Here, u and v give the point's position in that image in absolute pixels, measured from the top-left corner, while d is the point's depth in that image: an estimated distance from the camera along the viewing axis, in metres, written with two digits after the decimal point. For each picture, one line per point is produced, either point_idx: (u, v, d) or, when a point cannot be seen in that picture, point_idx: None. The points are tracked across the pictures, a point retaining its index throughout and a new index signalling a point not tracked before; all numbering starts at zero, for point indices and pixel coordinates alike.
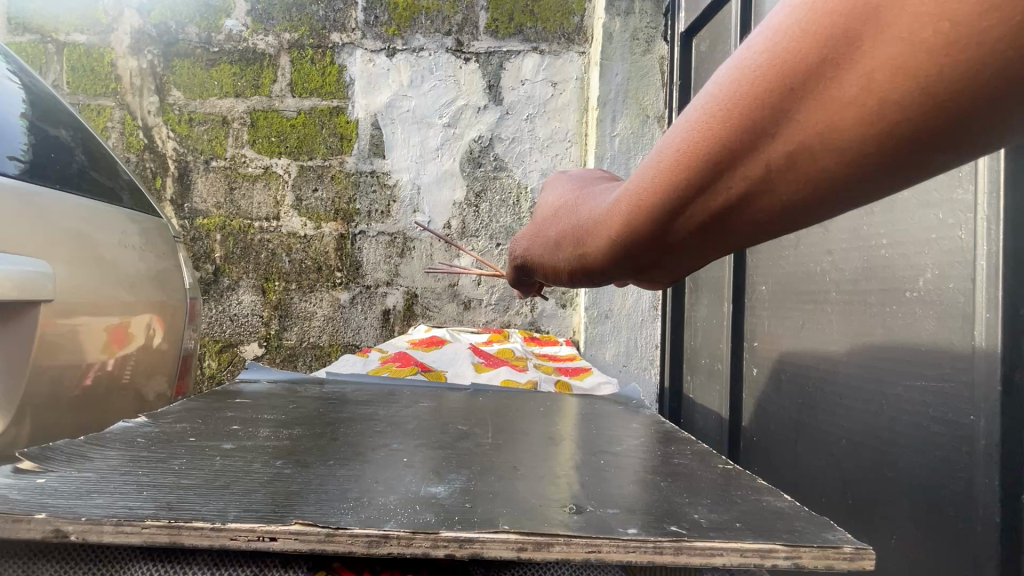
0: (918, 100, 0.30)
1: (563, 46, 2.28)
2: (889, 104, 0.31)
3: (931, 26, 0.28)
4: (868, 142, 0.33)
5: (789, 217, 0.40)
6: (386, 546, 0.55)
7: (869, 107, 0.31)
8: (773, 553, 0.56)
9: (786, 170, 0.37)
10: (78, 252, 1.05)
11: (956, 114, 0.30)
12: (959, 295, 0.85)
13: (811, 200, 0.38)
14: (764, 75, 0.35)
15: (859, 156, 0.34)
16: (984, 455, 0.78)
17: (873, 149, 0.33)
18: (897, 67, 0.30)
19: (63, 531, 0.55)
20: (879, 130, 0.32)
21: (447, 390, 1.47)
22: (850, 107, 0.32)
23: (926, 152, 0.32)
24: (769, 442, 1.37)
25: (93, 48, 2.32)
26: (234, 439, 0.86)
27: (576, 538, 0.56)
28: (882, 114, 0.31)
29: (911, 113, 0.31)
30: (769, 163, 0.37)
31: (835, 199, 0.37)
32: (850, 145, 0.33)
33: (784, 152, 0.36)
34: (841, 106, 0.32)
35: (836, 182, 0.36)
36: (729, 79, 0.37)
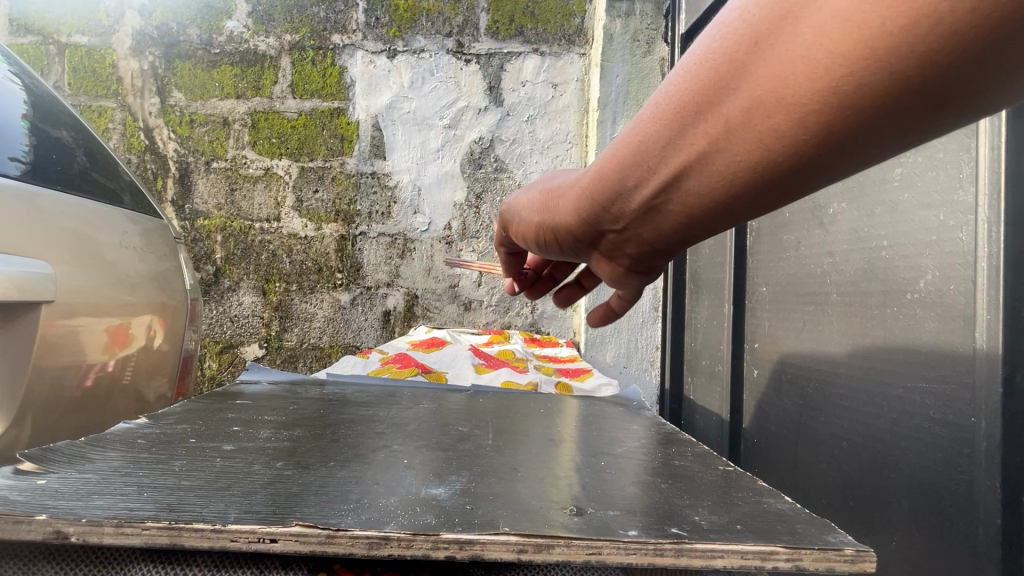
0: (861, 52, 0.35)
1: (564, 47, 2.28)
2: (838, 55, 0.36)
3: None
4: (819, 92, 0.38)
5: (753, 170, 0.45)
6: (386, 548, 0.55)
7: (822, 56, 0.37)
8: (774, 555, 0.56)
9: (752, 118, 0.42)
10: (80, 253, 1.06)
11: (893, 69, 0.34)
12: (959, 296, 0.85)
13: (773, 147, 0.43)
14: (748, 28, 0.40)
15: (811, 108, 0.39)
16: (985, 457, 0.78)
17: (824, 97, 0.38)
18: (847, 21, 0.35)
19: (64, 533, 0.54)
20: (829, 77, 0.37)
21: (447, 391, 1.47)
22: (808, 57, 0.37)
23: (869, 107, 0.37)
24: (770, 443, 1.37)
25: (94, 49, 2.33)
26: (234, 440, 0.86)
27: (576, 540, 0.56)
28: (832, 65, 0.36)
29: (855, 65, 0.35)
30: (738, 110, 0.43)
31: (792, 149, 0.42)
32: (805, 94, 0.39)
33: (754, 93, 0.41)
34: (801, 56, 0.38)
35: (793, 132, 0.41)
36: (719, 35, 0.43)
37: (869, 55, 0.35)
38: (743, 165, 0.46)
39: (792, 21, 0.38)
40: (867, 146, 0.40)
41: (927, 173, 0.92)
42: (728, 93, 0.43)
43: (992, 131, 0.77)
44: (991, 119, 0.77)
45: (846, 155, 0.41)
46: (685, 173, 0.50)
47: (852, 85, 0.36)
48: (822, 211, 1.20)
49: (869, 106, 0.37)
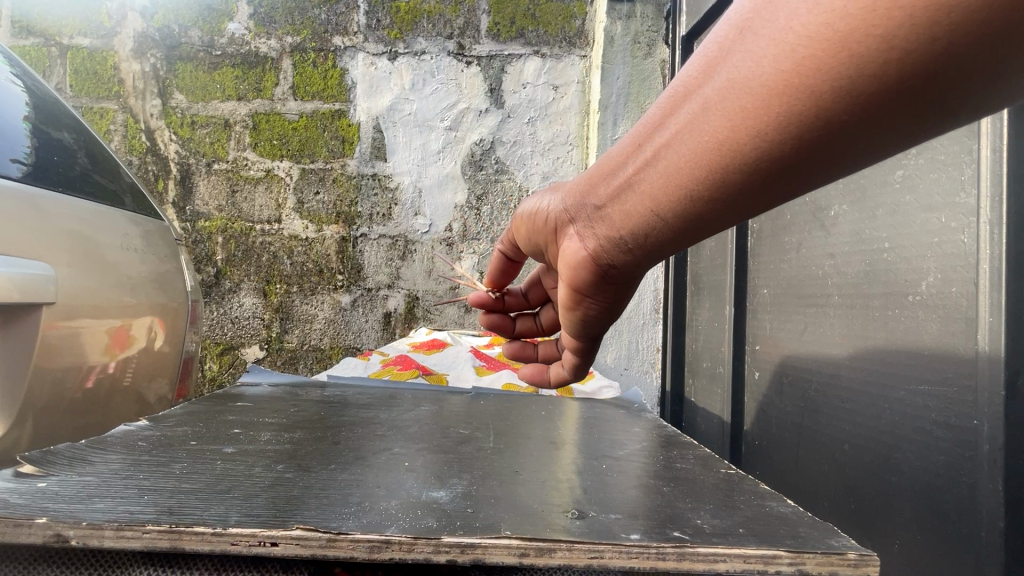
0: (828, 25, 0.39)
1: (565, 49, 2.28)
2: (808, 28, 0.40)
3: None
4: (788, 62, 0.42)
5: (724, 145, 0.48)
6: (387, 552, 0.55)
7: (796, 30, 0.41)
8: (776, 559, 0.55)
9: (731, 88, 0.46)
10: (81, 255, 1.06)
11: (853, 43, 0.38)
12: (961, 298, 0.84)
13: (740, 125, 0.47)
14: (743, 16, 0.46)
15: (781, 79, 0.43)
16: (987, 459, 0.78)
17: (792, 67, 0.42)
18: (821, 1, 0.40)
19: (64, 536, 0.54)
20: (799, 48, 0.41)
21: (448, 393, 1.47)
22: (784, 33, 0.42)
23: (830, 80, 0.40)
24: (771, 446, 1.37)
25: (97, 51, 2.33)
26: (235, 443, 0.86)
27: (578, 544, 0.55)
28: (803, 36, 0.41)
29: (821, 37, 0.40)
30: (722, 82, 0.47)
31: (761, 122, 0.45)
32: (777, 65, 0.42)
33: (738, 63, 0.45)
34: (780, 31, 0.42)
35: (762, 103, 0.44)
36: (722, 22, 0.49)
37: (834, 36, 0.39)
38: (714, 142, 0.49)
39: (775, 8, 0.43)
40: (830, 135, 0.43)
41: (928, 176, 0.92)
42: (716, 72, 0.48)
43: (994, 133, 0.77)
44: (993, 121, 0.77)
45: (810, 143, 0.44)
46: (669, 145, 0.53)
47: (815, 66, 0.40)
48: (823, 213, 1.20)
49: (829, 89, 0.41)
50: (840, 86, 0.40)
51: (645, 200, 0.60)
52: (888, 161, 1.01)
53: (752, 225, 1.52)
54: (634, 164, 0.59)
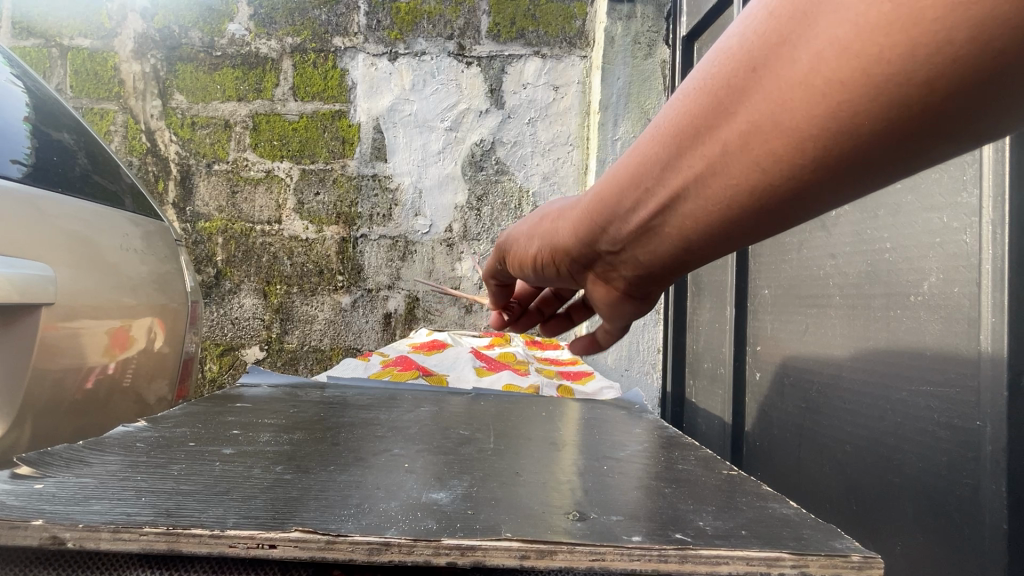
0: (857, 75, 0.34)
1: (565, 50, 2.28)
2: (833, 77, 0.35)
3: (874, 8, 0.32)
4: (815, 112, 0.36)
5: (752, 193, 0.44)
6: (386, 554, 0.54)
7: (819, 79, 0.35)
8: (779, 562, 0.55)
9: (749, 139, 0.41)
10: (80, 255, 1.05)
11: (891, 92, 0.33)
12: (963, 299, 0.84)
13: (767, 175, 0.42)
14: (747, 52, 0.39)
15: (810, 129, 0.37)
16: (991, 460, 0.77)
17: (820, 117, 0.36)
18: (842, 45, 0.34)
19: (60, 538, 0.54)
20: (826, 98, 0.36)
21: (448, 395, 1.46)
22: (805, 78, 0.36)
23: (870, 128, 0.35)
24: (773, 447, 1.36)
25: (97, 52, 2.33)
26: (234, 444, 0.85)
27: (579, 546, 0.55)
28: (827, 88, 0.35)
29: (850, 87, 0.34)
30: (738, 129, 0.41)
31: (790, 171, 0.40)
32: (801, 115, 0.37)
33: (753, 110, 0.40)
34: (797, 77, 0.36)
35: (791, 153, 0.39)
36: (717, 57, 0.42)
37: (870, 82, 0.33)
38: (738, 192, 0.44)
39: (788, 46, 0.37)
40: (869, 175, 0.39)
41: (930, 176, 0.91)
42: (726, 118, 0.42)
43: None
44: None
45: (847, 184, 0.40)
46: (683, 193, 0.48)
47: (852, 114, 0.35)
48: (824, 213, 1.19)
49: (868, 136, 0.36)
50: (882, 133, 0.35)
51: (661, 244, 0.55)
52: None
53: None
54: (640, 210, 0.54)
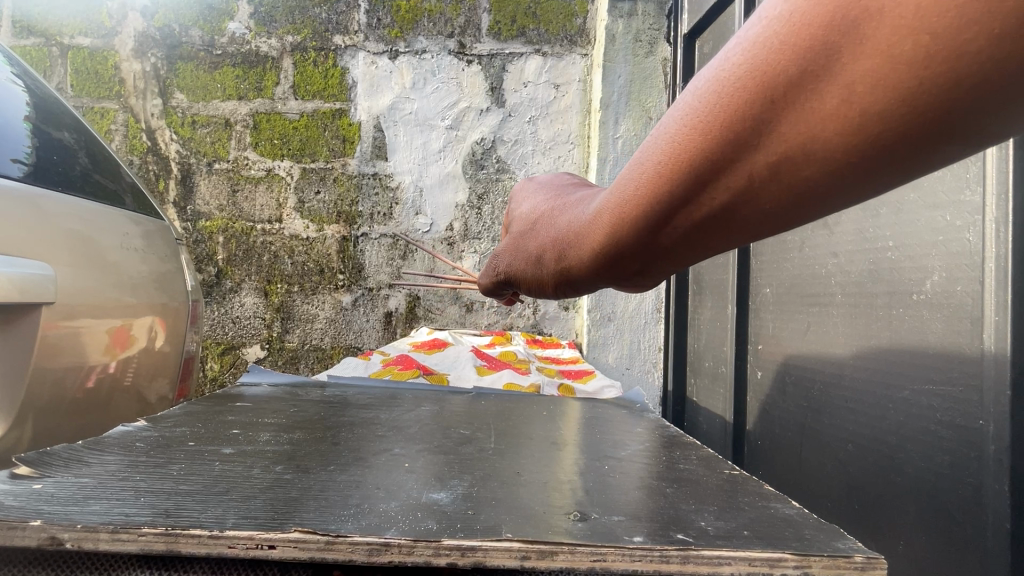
0: (898, 111, 0.29)
1: (566, 48, 2.27)
2: (870, 116, 0.30)
3: (908, 39, 0.27)
4: (850, 153, 0.32)
5: (772, 227, 0.39)
6: (387, 555, 0.54)
7: (849, 118, 0.30)
8: (782, 562, 0.54)
9: (769, 182, 0.36)
10: (80, 255, 1.05)
11: (943, 124, 0.29)
12: (966, 298, 0.83)
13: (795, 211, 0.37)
14: (745, 87, 0.33)
15: (845, 167, 0.33)
16: (994, 460, 0.77)
17: (856, 156, 0.32)
18: (876, 81, 0.29)
19: (59, 539, 0.54)
20: (862, 138, 0.31)
21: (449, 393, 1.46)
22: (832, 119, 0.31)
23: (918, 158, 0.31)
24: (775, 446, 1.36)
25: (98, 51, 2.33)
26: (234, 444, 0.85)
27: (581, 547, 0.55)
28: (864, 126, 0.30)
29: (892, 125, 0.30)
30: (752, 173, 0.36)
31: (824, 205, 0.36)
32: (832, 157, 0.32)
33: (774, 156, 0.34)
34: (822, 118, 0.31)
35: (823, 190, 0.35)
36: (707, 92, 0.36)
37: (912, 113, 0.29)
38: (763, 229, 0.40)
39: (807, 84, 0.31)
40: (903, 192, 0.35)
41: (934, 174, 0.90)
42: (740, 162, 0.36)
43: None
44: None
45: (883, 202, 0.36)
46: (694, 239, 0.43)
47: (889, 147, 0.31)
48: None
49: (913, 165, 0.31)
50: (921, 165, 0.31)
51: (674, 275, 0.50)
52: None
53: None
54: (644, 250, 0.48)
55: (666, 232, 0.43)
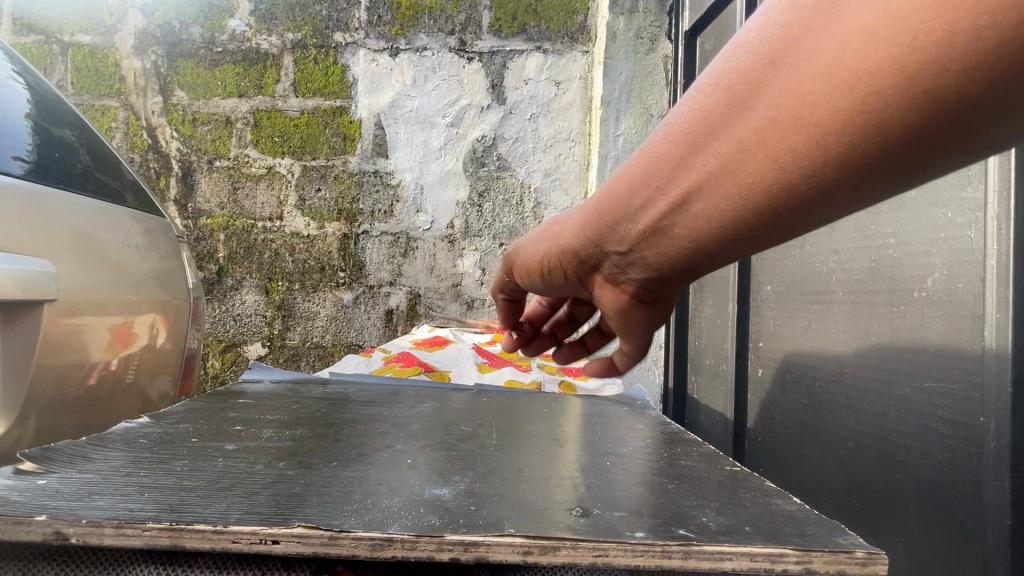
0: (864, 72, 0.36)
1: (567, 45, 2.27)
2: (844, 74, 0.37)
3: (877, 15, 0.35)
4: (825, 112, 0.39)
5: (755, 187, 0.46)
6: (389, 550, 0.54)
7: (827, 77, 0.38)
8: (784, 557, 0.55)
9: (757, 135, 0.43)
10: (82, 252, 1.05)
11: (897, 87, 0.35)
12: (967, 295, 0.83)
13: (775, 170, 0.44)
14: (755, 57, 0.43)
15: (816, 124, 0.40)
16: (994, 456, 0.77)
17: (828, 117, 0.39)
18: (854, 45, 0.36)
19: (64, 533, 0.54)
20: (834, 96, 0.38)
21: (451, 391, 1.46)
22: (813, 78, 0.39)
23: (876, 124, 0.37)
24: (775, 443, 1.36)
25: (98, 49, 2.32)
26: (236, 440, 0.85)
27: (583, 542, 0.55)
28: (836, 84, 0.38)
29: (860, 85, 0.37)
30: (746, 128, 0.44)
31: (799, 167, 0.42)
32: (808, 115, 0.40)
33: (766, 110, 0.42)
34: (806, 77, 0.39)
35: (799, 147, 0.42)
36: (729, 62, 0.45)
37: (881, 76, 0.35)
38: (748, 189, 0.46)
39: (809, 42, 0.39)
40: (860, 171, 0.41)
41: None
42: (748, 110, 0.43)
43: None
44: None
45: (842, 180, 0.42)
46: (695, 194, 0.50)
47: (852, 111, 0.38)
48: None
49: (870, 130, 0.38)
50: (876, 136, 0.38)
51: (677, 242, 0.56)
52: None
53: None
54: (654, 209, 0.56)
55: (675, 185, 0.51)
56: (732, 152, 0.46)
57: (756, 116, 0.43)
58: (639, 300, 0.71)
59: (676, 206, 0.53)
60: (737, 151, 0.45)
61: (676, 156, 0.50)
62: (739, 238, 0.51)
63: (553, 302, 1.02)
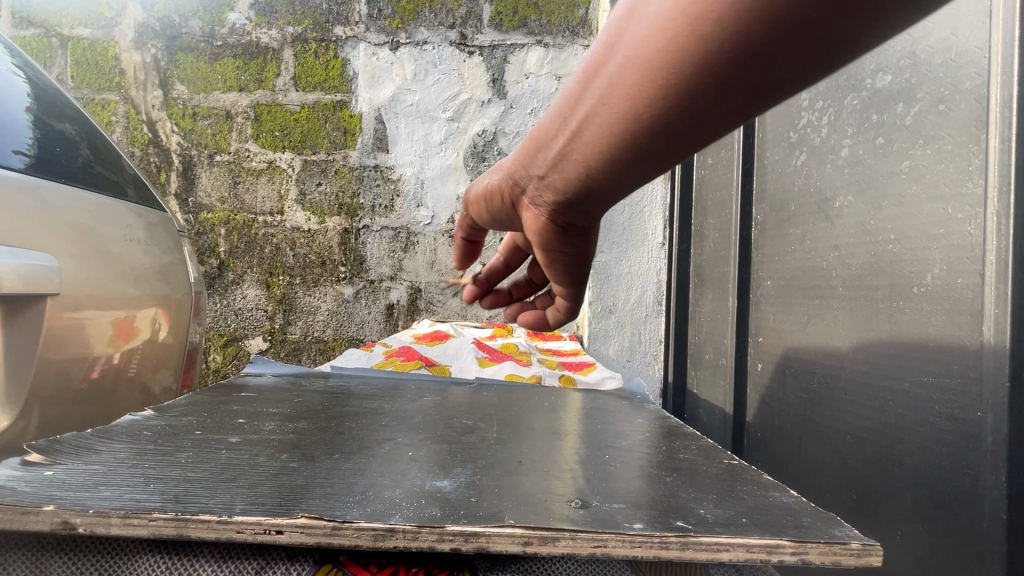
0: (695, 12, 0.41)
1: (568, 39, 2.26)
2: (681, 14, 0.42)
3: None
4: (666, 49, 0.44)
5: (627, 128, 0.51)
6: (392, 540, 0.55)
7: (670, 20, 0.43)
8: (779, 548, 0.55)
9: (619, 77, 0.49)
10: (84, 247, 1.06)
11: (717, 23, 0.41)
12: (966, 290, 0.84)
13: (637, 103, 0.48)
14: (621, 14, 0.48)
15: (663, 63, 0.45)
16: (990, 451, 0.78)
17: (670, 55, 0.44)
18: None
19: (72, 523, 0.55)
20: (674, 39, 0.43)
21: (451, 385, 1.47)
22: (659, 21, 0.44)
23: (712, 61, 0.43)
24: (774, 437, 1.37)
25: (97, 42, 2.32)
26: (240, 433, 0.86)
27: (582, 533, 0.56)
28: (678, 24, 0.43)
29: (689, 26, 0.42)
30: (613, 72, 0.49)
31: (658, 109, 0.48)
32: (657, 53, 0.45)
33: (626, 56, 0.48)
34: (654, 21, 0.45)
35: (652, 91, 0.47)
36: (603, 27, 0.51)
37: (709, 15, 0.41)
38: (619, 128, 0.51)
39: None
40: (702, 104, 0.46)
41: (935, 166, 0.91)
42: (616, 51, 0.49)
43: (1004, 122, 0.77)
44: (1002, 110, 0.77)
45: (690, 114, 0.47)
46: (578, 136, 0.55)
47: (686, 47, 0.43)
48: (828, 204, 1.19)
49: (705, 65, 0.43)
50: (718, 71, 0.43)
51: (573, 182, 0.60)
52: (894, 152, 1.00)
53: (756, 216, 1.52)
54: (553, 155, 0.60)
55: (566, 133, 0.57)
56: (602, 96, 0.51)
57: (619, 59, 0.48)
58: (553, 249, 0.75)
59: (570, 149, 0.57)
60: (608, 86, 0.50)
61: (568, 99, 0.55)
62: (627, 172, 0.56)
63: (511, 258, 0.95)
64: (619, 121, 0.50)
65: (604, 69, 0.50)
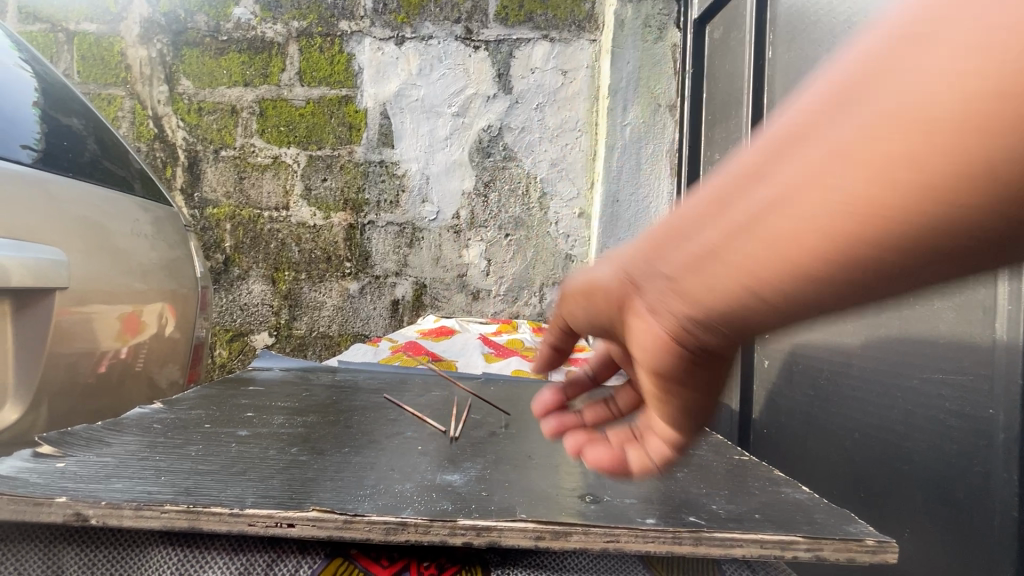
0: (861, 200, 0.28)
1: (574, 34, 2.24)
2: (853, 181, 0.28)
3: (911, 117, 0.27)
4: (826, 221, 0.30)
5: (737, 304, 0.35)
6: (403, 534, 0.55)
7: (831, 181, 0.29)
8: (794, 545, 0.55)
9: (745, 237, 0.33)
10: (92, 242, 1.06)
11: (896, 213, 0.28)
12: (981, 286, 0.83)
13: (758, 277, 0.33)
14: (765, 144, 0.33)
15: (819, 240, 0.30)
16: (1004, 448, 0.77)
17: (830, 231, 0.30)
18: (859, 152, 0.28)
19: (83, 515, 0.55)
20: (838, 213, 0.29)
21: (457, 380, 1.47)
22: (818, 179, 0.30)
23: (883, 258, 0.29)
24: (781, 434, 1.36)
25: (103, 37, 2.32)
26: (249, 426, 0.86)
27: (594, 528, 0.55)
28: (841, 197, 0.29)
29: (867, 200, 0.28)
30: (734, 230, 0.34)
31: (780, 295, 0.33)
32: (811, 222, 0.30)
33: (762, 209, 0.32)
34: (813, 173, 0.30)
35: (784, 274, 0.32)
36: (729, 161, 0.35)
37: (872, 202, 0.28)
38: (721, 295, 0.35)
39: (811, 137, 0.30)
40: (840, 297, 0.32)
41: None
42: (749, 196, 0.33)
43: None
44: None
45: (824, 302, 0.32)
46: (660, 288, 0.39)
47: (851, 238, 0.29)
48: None
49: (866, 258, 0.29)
50: (885, 268, 0.29)
51: (641, 342, 0.43)
52: None
53: None
54: (624, 298, 0.44)
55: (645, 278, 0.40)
56: (704, 252, 0.35)
57: (751, 207, 0.33)
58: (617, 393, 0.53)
59: (644, 297, 0.41)
60: (724, 242, 0.34)
61: (659, 236, 0.39)
62: (704, 353, 0.40)
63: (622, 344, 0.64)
64: (750, 265, 0.33)
65: (745, 193, 0.33)
